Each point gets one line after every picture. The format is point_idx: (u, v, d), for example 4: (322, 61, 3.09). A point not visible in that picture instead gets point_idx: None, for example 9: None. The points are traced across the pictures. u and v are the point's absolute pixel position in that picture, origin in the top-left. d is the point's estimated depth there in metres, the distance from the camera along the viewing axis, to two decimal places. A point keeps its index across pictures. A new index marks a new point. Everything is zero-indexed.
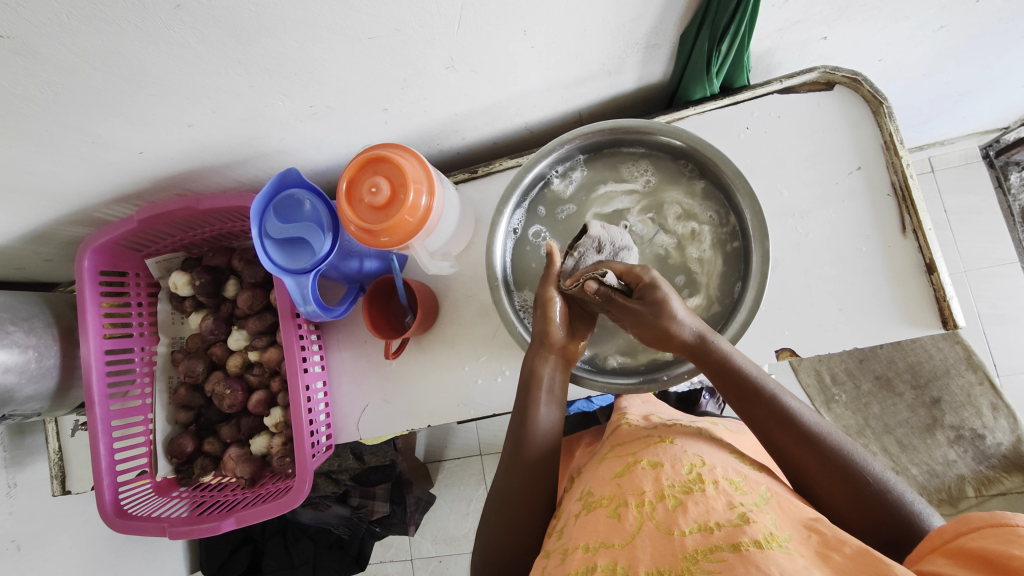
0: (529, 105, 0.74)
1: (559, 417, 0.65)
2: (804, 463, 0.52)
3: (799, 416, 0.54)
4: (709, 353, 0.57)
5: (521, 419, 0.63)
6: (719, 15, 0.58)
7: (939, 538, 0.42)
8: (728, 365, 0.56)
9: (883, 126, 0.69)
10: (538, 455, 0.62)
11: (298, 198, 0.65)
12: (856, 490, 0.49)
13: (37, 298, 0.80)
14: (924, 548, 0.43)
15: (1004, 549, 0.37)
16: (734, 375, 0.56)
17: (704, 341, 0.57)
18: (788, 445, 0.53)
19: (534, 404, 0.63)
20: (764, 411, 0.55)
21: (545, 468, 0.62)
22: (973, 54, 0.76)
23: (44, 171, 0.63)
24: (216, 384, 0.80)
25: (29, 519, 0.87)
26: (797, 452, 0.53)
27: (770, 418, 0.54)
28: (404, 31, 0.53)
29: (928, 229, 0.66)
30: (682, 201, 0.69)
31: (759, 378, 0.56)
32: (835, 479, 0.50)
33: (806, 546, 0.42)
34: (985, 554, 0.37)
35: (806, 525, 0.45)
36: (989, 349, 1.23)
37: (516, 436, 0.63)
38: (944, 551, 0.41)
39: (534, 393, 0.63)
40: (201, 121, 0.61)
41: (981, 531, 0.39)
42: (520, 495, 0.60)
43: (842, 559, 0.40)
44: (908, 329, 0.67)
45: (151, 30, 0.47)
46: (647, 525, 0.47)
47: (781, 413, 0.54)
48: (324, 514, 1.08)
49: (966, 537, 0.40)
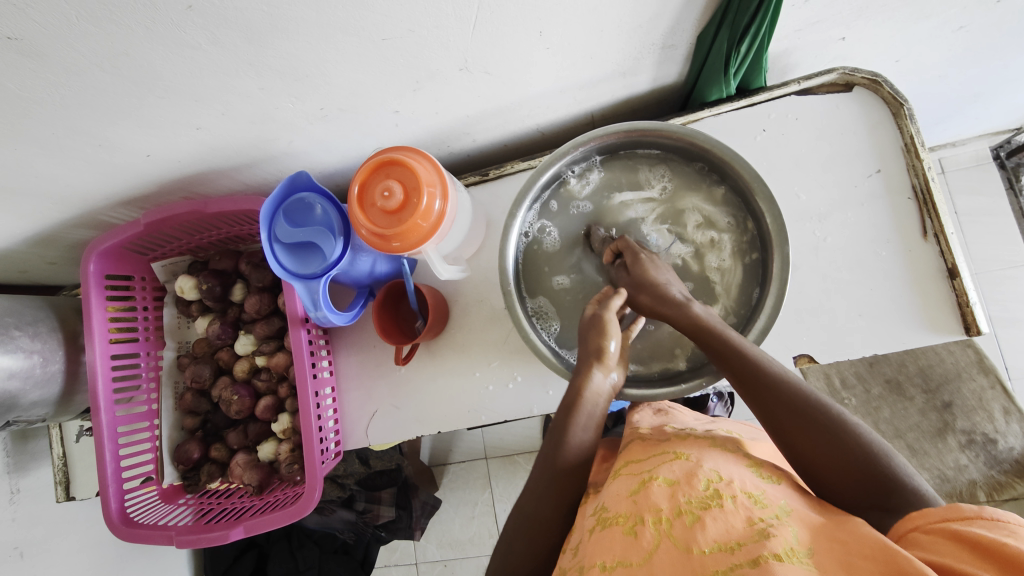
0: (542, 107, 0.73)
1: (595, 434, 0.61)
2: (778, 414, 0.52)
3: (767, 366, 0.55)
4: (688, 314, 0.60)
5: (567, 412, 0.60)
6: (739, 15, 0.56)
7: (922, 518, 0.41)
8: (702, 323, 0.59)
9: (903, 128, 0.67)
10: (570, 471, 0.59)
11: (309, 202, 0.64)
12: (831, 439, 0.49)
13: (42, 302, 0.79)
14: (901, 528, 0.42)
15: (996, 536, 0.36)
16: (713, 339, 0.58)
17: (685, 302, 0.61)
18: (763, 397, 0.54)
19: (576, 419, 0.59)
20: (737, 365, 0.56)
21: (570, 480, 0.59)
22: (992, 54, 0.75)
23: (49, 174, 0.62)
24: (223, 390, 0.79)
25: (31, 526, 0.86)
26: (771, 399, 0.53)
27: (747, 375, 0.55)
28: (418, 31, 0.52)
29: (950, 233, 0.65)
30: (703, 208, 0.68)
31: (729, 333, 0.58)
32: (807, 425, 0.50)
33: (827, 556, 0.41)
34: (977, 541, 0.36)
35: (827, 532, 0.44)
36: (1000, 353, 1.21)
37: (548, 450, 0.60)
38: (928, 531, 0.40)
39: (578, 411, 0.59)
40: (209, 124, 0.60)
41: (974, 520, 0.38)
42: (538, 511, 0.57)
43: (864, 563, 0.38)
44: (930, 336, 0.66)
45: (162, 31, 0.46)
46: (665, 543, 0.46)
47: (749, 362, 0.55)
48: (330, 518, 1.07)
49: (955, 522, 0.39)
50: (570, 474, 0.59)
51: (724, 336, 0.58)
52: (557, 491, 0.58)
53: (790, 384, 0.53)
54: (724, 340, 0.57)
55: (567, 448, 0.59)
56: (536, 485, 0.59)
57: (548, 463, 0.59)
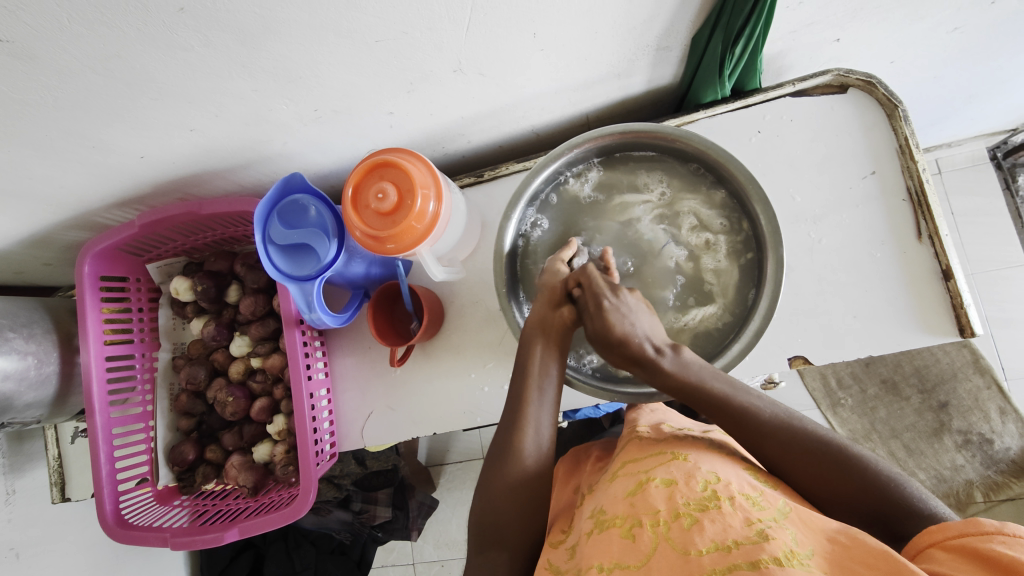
0: (537, 108, 0.72)
1: (551, 438, 0.62)
2: (781, 460, 0.53)
3: (755, 413, 0.55)
4: (662, 370, 0.58)
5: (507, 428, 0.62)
6: (733, 17, 0.56)
7: (940, 534, 0.41)
8: (681, 379, 0.57)
9: (898, 130, 0.67)
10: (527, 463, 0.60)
11: (303, 203, 0.63)
12: (836, 471, 0.50)
13: (37, 304, 0.79)
14: (920, 543, 0.42)
15: (1014, 554, 0.36)
16: (690, 392, 0.57)
17: (656, 357, 0.58)
18: (760, 445, 0.54)
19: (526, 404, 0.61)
20: (716, 408, 0.56)
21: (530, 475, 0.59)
22: (986, 55, 0.75)
23: (43, 176, 0.61)
24: (218, 391, 0.79)
25: (27, 527, 0.86)
26: (768, 445, 0.54)
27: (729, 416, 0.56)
28: (411, 33, 0.52)
29: (944, 235, 0.65)
30: (699, 211, 0.68)
31: (710, 384, 0.57)
32: (792, 452, 0.52)
33: (829, 560, 0.40)
34: (994, 558, 0.36)
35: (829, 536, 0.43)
36: (997, 354, 1.21)
37: (503, 436, 0.61)
38: (946, 547, 0.40)
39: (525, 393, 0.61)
40: (203, 126, 0.60)
41: (994, 537, 0.38)
42: (501, 508, 0.58)
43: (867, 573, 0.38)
44: (924, 338, 0.66)
45: (154, 33, 0.45)
46: (663, 545, 0.46)
47: (739, 412, 0.55)
48: (326, 518, 1.07)
49: (972, 537, 0.39)
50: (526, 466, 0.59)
51: (706, 390, 0.56)
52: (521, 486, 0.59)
53: (781, 426, 0.54)
54: (707, 394, 0.56)
55: (516, 434, 0.60)
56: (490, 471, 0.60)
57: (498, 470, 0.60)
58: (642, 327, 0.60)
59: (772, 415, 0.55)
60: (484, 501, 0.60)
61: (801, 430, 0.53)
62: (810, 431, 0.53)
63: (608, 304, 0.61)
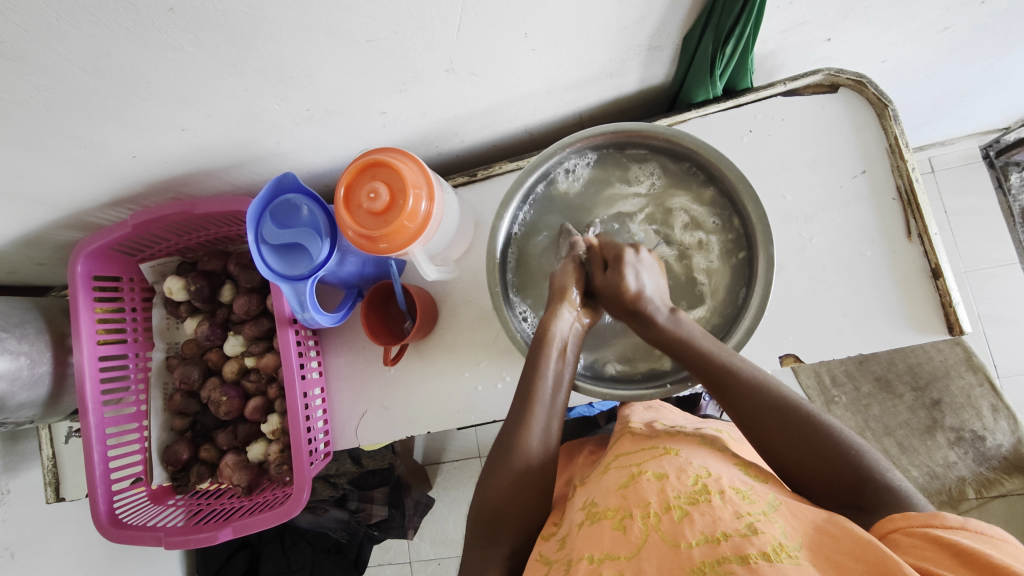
0: (530, 108, 0.73)
1: (558, 435, 0.61)
2: (755, 422, 0.53)
3: (738, 373, 0.55)
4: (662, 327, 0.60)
5: (511, 431, 0.59)
6: (723, 16, 0.57)
7: (903, 520, 0.42)
8: (673, 333, 0.59)
9: (888, 129, 0.68)
10: (529, 470, 0.58)
11: (295, 203, 0.64)
12: (807, 443, 0.50)
13: (30, 304, 0.79)
14: (884, 528, 0.42)
15: (980, 548, 0.37)
16: (689, 350, 0.58)
17: (655, 313, 0.60)
18: (738, 405, 0.54)
19: (533, 414, 0.59)
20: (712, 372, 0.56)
21: (532, 481, 0.58)
22: (977, 55, 0.75)
23: (35, 176, 0.61)
24: (212, 390, 0.79)
25: (21, 527, 0.86)
26: (745, 404, 0.54)
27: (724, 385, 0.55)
28: (402, 33, 0.52)
29: (934, 234, 0.66)
30: (690, 208, 0.69)
31: (699, 341, 0.58)
32: (783, 428, 0.51)
33: (816, 551, 0.41)
34: (962, 549, 0.37)
35: (816, 526, 0.44)
36: (989, 351, 1.22)
37: (504, 444, 0.59)
38: (909, 532, 0.40)
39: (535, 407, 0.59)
40: (195, 125, 0.59)
41: (958, 530, 0.39)
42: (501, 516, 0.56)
43: (854, 564, 0.38)
44: (914, 336, 0.66)
45: (144, 33, 0.45)
46: (653, 537, 0.46)
47: (721, 370, 0.55)
48: (321, 517, 1.09)
49: (937, 528, 0.39)
50: (527, 474, 0.58)
51: (693, 346, 0.58)
52: (523, 493, 0.57)
53: (761, 389, 0.54)
54: (694, 349, 0.57)
55: (521, 441, 0.58)
56: (490, 481, 0.58)
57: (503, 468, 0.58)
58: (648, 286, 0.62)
59: (752, 378, 0.55)
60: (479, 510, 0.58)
61: (778, 395, 0.53)
62: (788, 399, 0.53)
63: (627, 259, 0.62)
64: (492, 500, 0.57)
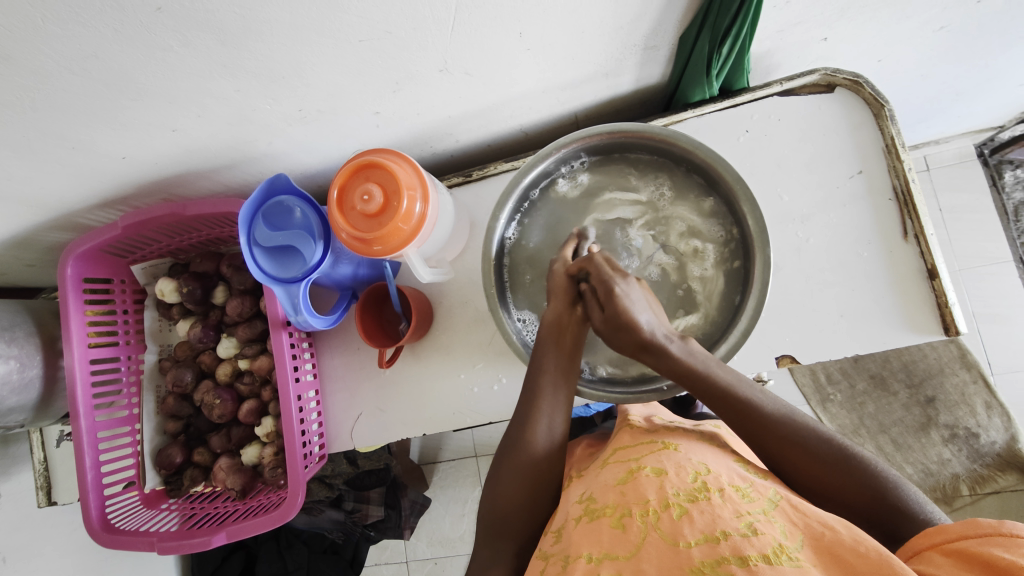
0: (525, 107, 0.72)
1: (564, 429, 0.61)
2: (775, 449, 0.52)
3: (759, 406, 0.53)
4: (669, 362, 0.56)
5: (518, 428, 0.61)
6: (719, 17, 0.56)
7: (939, 536, 0.40)
8: (686, 365, 0.55)
9: (884, 129, 0.68)
10: (532, 462, 0.59)
11: (287, 205, 0.63)
12: (826, 462, 0.49)
13: (19, 307, 0.78)
14: (918, 545, 0.42)
15: (1013, 557, 0.35)
16: (706, 386, 0.55)
17: (665, 345, 0.57)
18: (758, 436, 0.53)
19: (538, 408, 0.60)
20: (730, 408, 0.54)
21: (538, 473, 0.59)
22: (972, 54, 0.75)
23: (23, 178, 0.60)
24: (205, 394, 0.78)
25: (14, 531, 0.85)
26: (760, 434, 0.52)
27: (739, 416, 0.54)
28: (395, 33, 0.51)
29: (930, 234, 0.65)
30: (689, 218, 0.68)
31: (713, 373, 0.55)
32: (803, 454, 0.50)
33: (818, 550, 0.40)
34: (991, 560, 0.35)
35: (820, 520, 0.43)
36: (983, 348, 1.23)
37: (511, 437, 0.61)
38: (944, 550, 0.39)
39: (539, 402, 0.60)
40: (186, 126, 0.59)
41: (991, 540, 0.37)
42: (501, 516, 0.57)
43: (859, 561, 0.38)
44: (910, 336, 0.66)
45: (132, 34, 0.45)
46: (652, 536, 0.46)
47: (744, 405, 0.53)
48: (318, 518, 1.08)
49: (971, 540, 0.38)
50: (532, 470, 0.59)
51: (713, 380, 0.55)
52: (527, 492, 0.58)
53: (782, 418, 0.52)
54: (710, 384, 0.55)
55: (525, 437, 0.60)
56: (499, 484, 0.59)
57: (510, 467, 0.59)
58: (646, 314, 0.58)
59: (773, 408, 0.53)
60: (488, 517, 0.58)
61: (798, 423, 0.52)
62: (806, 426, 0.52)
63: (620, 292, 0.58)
64: (505, 500, 0.58)
